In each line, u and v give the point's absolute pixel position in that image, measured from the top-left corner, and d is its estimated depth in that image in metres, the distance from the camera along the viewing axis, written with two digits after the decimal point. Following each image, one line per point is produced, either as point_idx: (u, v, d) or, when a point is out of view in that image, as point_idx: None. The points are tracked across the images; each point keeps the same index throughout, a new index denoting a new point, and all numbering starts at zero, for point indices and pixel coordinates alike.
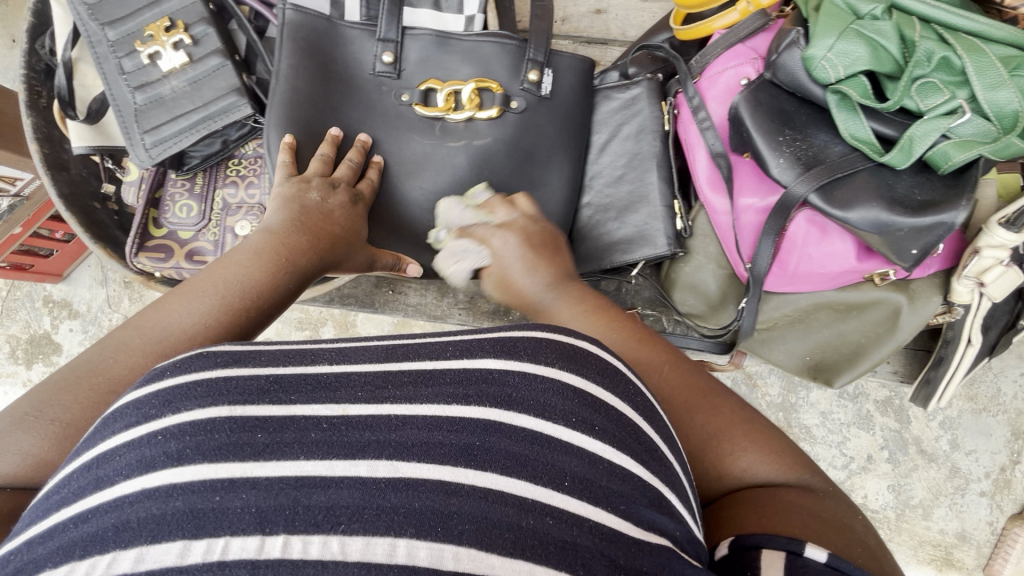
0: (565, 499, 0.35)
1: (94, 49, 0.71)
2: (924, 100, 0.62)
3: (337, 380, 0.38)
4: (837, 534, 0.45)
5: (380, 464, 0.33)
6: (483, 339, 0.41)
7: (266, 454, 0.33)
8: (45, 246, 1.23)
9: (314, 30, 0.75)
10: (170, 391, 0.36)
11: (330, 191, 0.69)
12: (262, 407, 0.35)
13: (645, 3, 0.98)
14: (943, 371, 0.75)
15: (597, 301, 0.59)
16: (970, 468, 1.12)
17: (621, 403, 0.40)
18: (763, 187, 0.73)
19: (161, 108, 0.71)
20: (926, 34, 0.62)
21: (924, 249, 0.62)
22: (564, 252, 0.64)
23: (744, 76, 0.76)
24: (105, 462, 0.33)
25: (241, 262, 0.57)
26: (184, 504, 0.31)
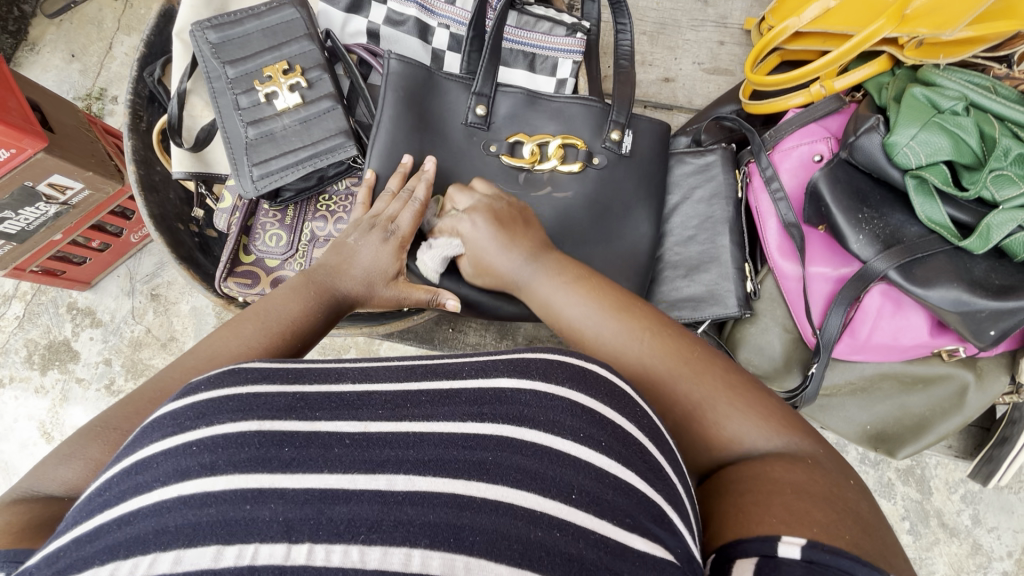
0: (571, 511, 0.35)
1: (212, 84, 0.75)
2: (999, 191, 0.66)
3: (357, 399, 0.40)
4: (828, 510, 0.39)
5: (398, 478, 0.35)
6: (499, 360, 0.43)
7: (294, 467, 0.35)
8: (79, 254, 1.24)
9: (416, 81, 0.76)
10: (205, 404, 0.38)
11: (368, 229, 0.69)
12: (289, 423, 0.37)
13: (710, 76, 1.04)
14: (1007, 451, 0.77)
15: (580, 269, 0.63)
16: (992, 545, 1.11)
17: (627, 423, 0.41)
18: (835, 258, 0.78)
19: (271, 143, 0.75)
20: (1004, 132, 0.67)
21: (1002, 332, 0.64)
22: (535, 227, 0.69)
23: (818, 153, 0.80)
24: (146, 468, 0.35)
25: (283, 295, 0.60)
26: (213, 515, 0.32)
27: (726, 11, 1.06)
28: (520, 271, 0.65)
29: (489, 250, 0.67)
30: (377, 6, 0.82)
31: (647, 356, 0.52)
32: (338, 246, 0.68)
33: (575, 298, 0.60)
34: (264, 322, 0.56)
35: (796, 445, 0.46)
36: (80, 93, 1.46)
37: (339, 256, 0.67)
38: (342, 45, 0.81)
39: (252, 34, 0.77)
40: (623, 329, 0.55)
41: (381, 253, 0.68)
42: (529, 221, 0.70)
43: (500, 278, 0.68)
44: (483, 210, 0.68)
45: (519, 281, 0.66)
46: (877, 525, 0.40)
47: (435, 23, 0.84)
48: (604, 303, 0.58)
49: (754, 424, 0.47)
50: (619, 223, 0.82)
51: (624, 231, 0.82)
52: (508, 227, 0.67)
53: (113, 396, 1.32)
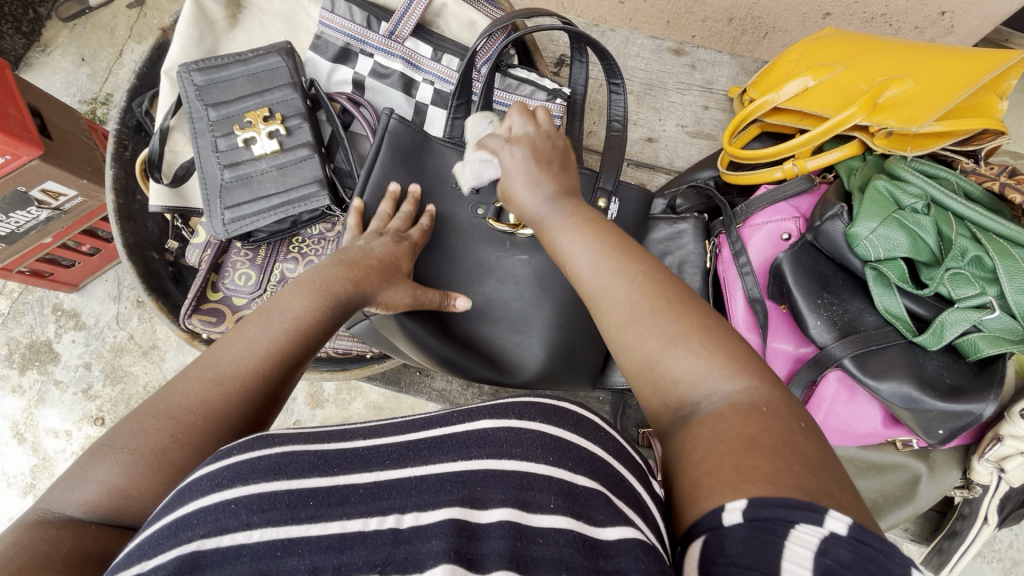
0: (550, 518, 0.35)
1: (193, 125, 0.77)
2: (955, 290, 0.66)
3: (368, 453, 0.41)
4: (780, 462, 0.36)
5: (406, 517, 0.36)
6: (484, 405, 0.43)
7: (318, 517, 0.35)
8: (69, 257, 1.25)
9: (411, 141, 0.77)
10: (240, 464, 0.38)
11: (377, 238, 0.71)
12: (311, 480, 0.38)
13: (693, 139, 1.06)
14: (957, 544, 0.77)
15: (590, 216, 0.60)
16: None
17: (592, 445, 0.41)
18: (796, 336, 0.79)
19: (245, 187, 0.76)
20: (962, 232, 0.68)
21: (950, 431, 0.65)
22: (570, 169, 0.67)
23: (785, 231, 0.82)
24: (185, 529, 0.34)
25: (291, 294, 0.59)
26: (250, 566, 0.32)
27: (712, 77, 1.08)
28: (540, 208, 0.62)
29: (520, 180, 0.64)
30: (365, 58, 0.84)
31: (630, 293, 0.49)
32: (343, 253, 0.68)
33: (576, 240, 0.57)
34: (270, 324, 0.55)
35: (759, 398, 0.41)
36: (86, 97, 1.48)
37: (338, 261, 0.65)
38: (325, 94, 0.82)
39: (238, 79, 0.78)
40: (619, 267, 0.52)
41: (387, 253, 0.69)
42: (566, 165, 0.67)
43: (523, 215, 0.65)
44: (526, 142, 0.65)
45: (537, 221, 0.63)
46: (828, 470, 0.36)
47: (420, 78, 0.85)
48: (602, 244, 0.54)
49: (717, 368, 0.43)
50: None
51: None
52: (545, 164, 0.64)
53: (90, 400, 1.31)
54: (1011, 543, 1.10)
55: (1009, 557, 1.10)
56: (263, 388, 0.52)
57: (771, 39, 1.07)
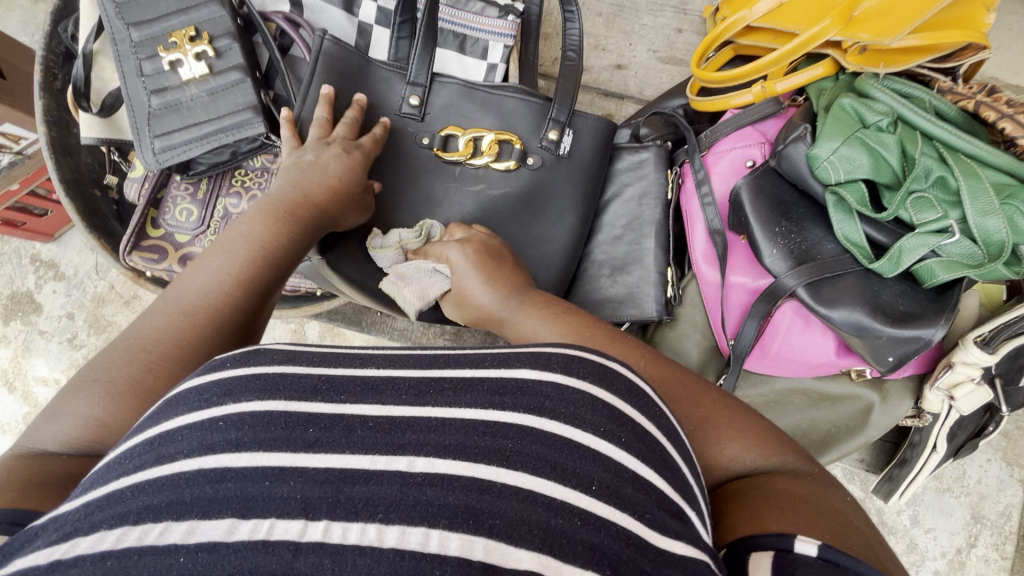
0: (593, 503, 0.33)
1: (116, 47, 0.71)
2: (917, 215, 0.63)
3: (382, 383, 0.38)
4: (832, 519, 0.42)
5: (419, 460, 0.33)
6: (520, 353, 0.41)
7: (317, 446, 0.33)
8: (40, 206, 1.19)
9: (348, 65, 0.72)
10: (231, 381, 0.36)
11: (324, 148, 0.66)
12: (313, 405, 0.35)
13: (665, 65, 1.00)
14: (907, 471, 0.78)
15: (548, 300, 0.60)
16: (926, 545, 1.11)
17: (646, 420, 0.39)
18: (755, 268, 0.75)
19: (175, 115, 0.72)
20: (927, 151, 0.64)
21: (900, 358, 0.64)
22: (518, 266, 0.67)
23: (750, 158, 0.78)
24: (166, 441, 0.33)
25: (248, 220, 0.58)
26: (231, 491, 0.30)
27: None
28: (500, 307, 0.61)
29: (472, 278, 0.64)
30: None
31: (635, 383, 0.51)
32: (297, 169, 0.64)
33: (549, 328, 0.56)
34: (232, 251, 0.55)
35: (784, 458, 0.48)
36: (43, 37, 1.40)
37: (292, 180, 0.63)
38: (258, 13, 0.76)
39: None
40: (608, 362, 0.52)
41: (337, 172, 0.65)
42: (516, 264, 0.67)
43: (479, 312, 0.63)
44: (477, 243, 0.67)
45: (497, 317, 0.61)
46: (848, 519, 0.43)
47: None
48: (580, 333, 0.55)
49: (747, 441, 0.48)
50: (544, 225, 0.80)
51: (547, 231, 0.80)
52: (490, 266, 0.64)
53: (75, 349, 1.29)
54: (979, 479, 1.11)
55: (977, 493, 1.11)
56: (235, 311, 0.52)
57: None
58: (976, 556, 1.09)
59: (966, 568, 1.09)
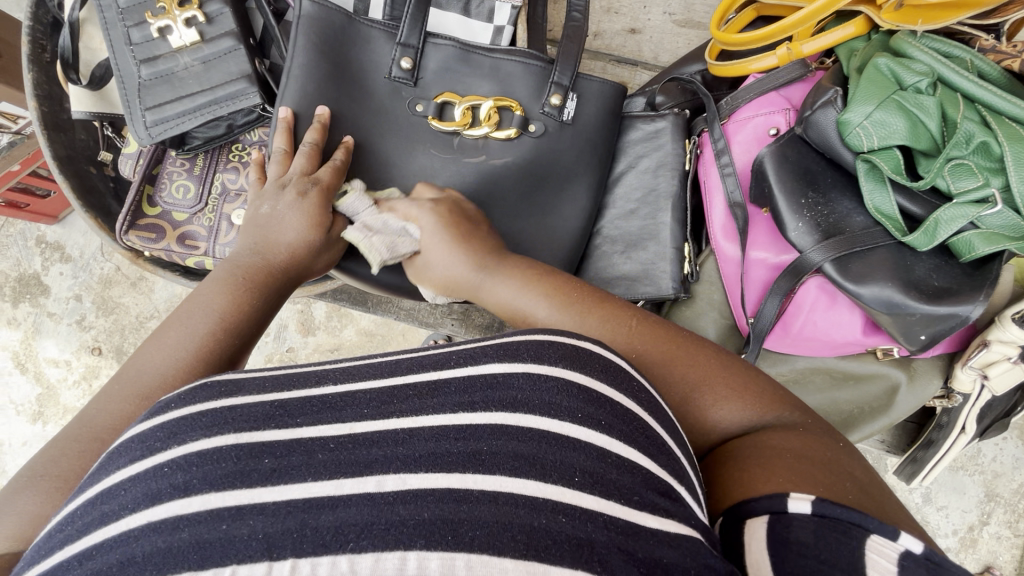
0: (577, 494, 0.32)
1: (102, 14, 0.68)
2: (954, 183, 0.59)
3: (341, 399, 0.37)
4: (819, 466, 0.41)
5: (388, 479, 0.31)
6: (490, 345, 0.40)
7: (275, 479, 0.31)
8: (42, 186, 1.16)
9: (332, 26, 0.68)
10: (176, 422, 0.34)
11: (279, 194, 0.60)
12: (268, 433, 0.34)
13: (681, 28, 0.95)
14: (932, 454, 0.75)
15: (530, 265, 0.60)
16: (938, 523, 1.09)
17: (626, 399, 0.39)
18: (777, 243, 0.72)
19: (166, 86, 0.68)
20: (970, 115, 0.60)
21: (932, 337, 0.60)
22: (487, 229, 0.64)
23: (774, 126, 0.73)
24: (109, 498, 0.31)
25: (207, 290, 0.54)
26: (184, 539, 0.28)
27: None
28: (473, 273, 0.60)
29: (436, 250, 0.61)
30: None
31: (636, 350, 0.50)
32: (256, 225, 0.60)
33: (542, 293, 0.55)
34: (190, 325, 0.51)
35: (777, 415, 0.46)
36: None
37: (259, 233, 0.59)
38: None
39: None
40: (596, 327, 0.51)
41: (303, 224, 0.59)
42: (482, 226, 0.65)
43: (450, 283, 0.61)
44: (440, 206, 0.63)
45: (465, 285, 0.60)
46: (843, 465, 0.42)
47: None
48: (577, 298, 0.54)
49: (740, 400, 0.47)
50: (554, 199, 0.76)
51: (558, 206, 0.77)
52: (460, 229, 0.62)
53: (85, 331, 1.29)
54: (994, 457, 1.08)
55: (991, 471, 1.08)
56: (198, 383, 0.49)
57: None
58: (989, 533, 1.08)
59: (978, 545, 1.08)
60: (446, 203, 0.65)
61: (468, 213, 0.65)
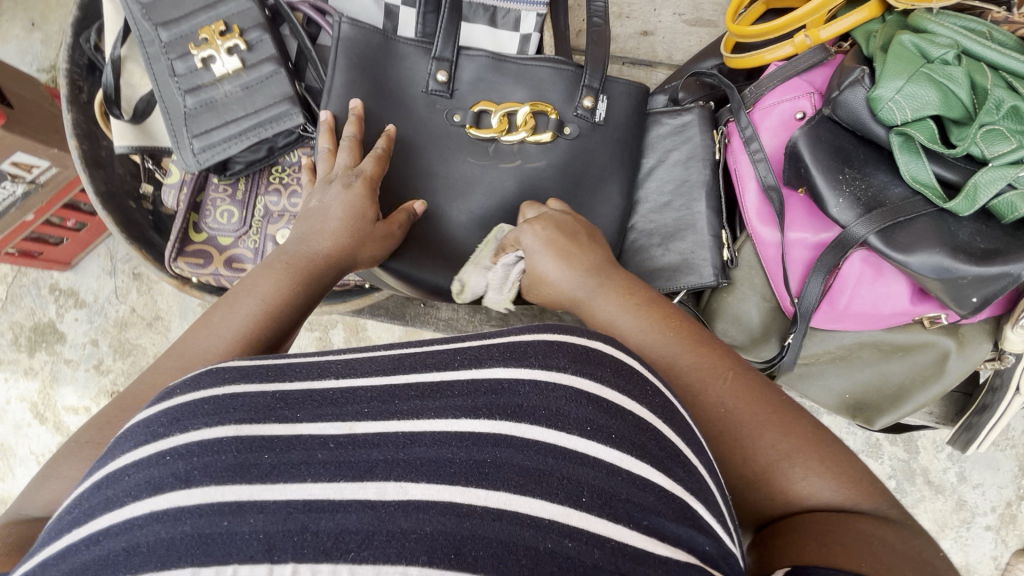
0: (584, 516, 0.32)
1: (145, 49, 0.70)
2: (989, 148, 0.61)
3: (340, 396, 0.36)
4: (909, 562, 0.39)
5: (389, 486, 0.32)
6: (493, 346, 0.39)
7: (274, 477, 0.32)
8: (56, 233, 1.18)
9: (371, 46, 0.70)
10: (179, 409, 0.35)
11: (326, 189, 0.63)
12: (269, 427, 0.34)
13: (692, 28, 0.98)
14: (987, 418, 0.76)
15: (640, 289, 0.58)
16: (975, 501, 1.07)
17: (639, 408, 0.37)
18: (816, 222, 0.73)
19: (211, 113, 0.70)
20: (997, 82, 0.62)
21: (984, 299, 0.61)
22: (596, 239, 0.64)
23: (800, 110, 0.75)
24: (114, 482, 0.32)
25: (255, 279, 0.55)
26: (188, 530, 0.29)
27: None
28: (579, 287, 0.59)
29: (550, 260, 0.61)
30: None
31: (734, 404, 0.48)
32: (304, 219, 0.61)
33: (635, 319, 0.54)
34: (238, 309, 0.52)
35: (865, 502, 0.44)
36: (44, 65, 1.42)
37: (304, 227, 0.60)
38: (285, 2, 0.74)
39: None
40: (705, 368, 0.50)
41: (344, 211, 0.61)
42: (593, 237, 0.64)
43: (558, 292, 0.61)
44: (554, 220, 0.65)
45: (573, 298, 0.60)
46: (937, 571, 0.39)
47: None
48: (676, 334, 0.53)
49: (833, 479, 0.45)
50: (589, 198, 0.78)
51: (596, 202, 0.78)
52: (573, 239, 0.63)
53: (103, 375, 1.28)
54: None
55: None
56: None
57: None
58: None
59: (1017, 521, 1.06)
60: (561, 215, 0.66)
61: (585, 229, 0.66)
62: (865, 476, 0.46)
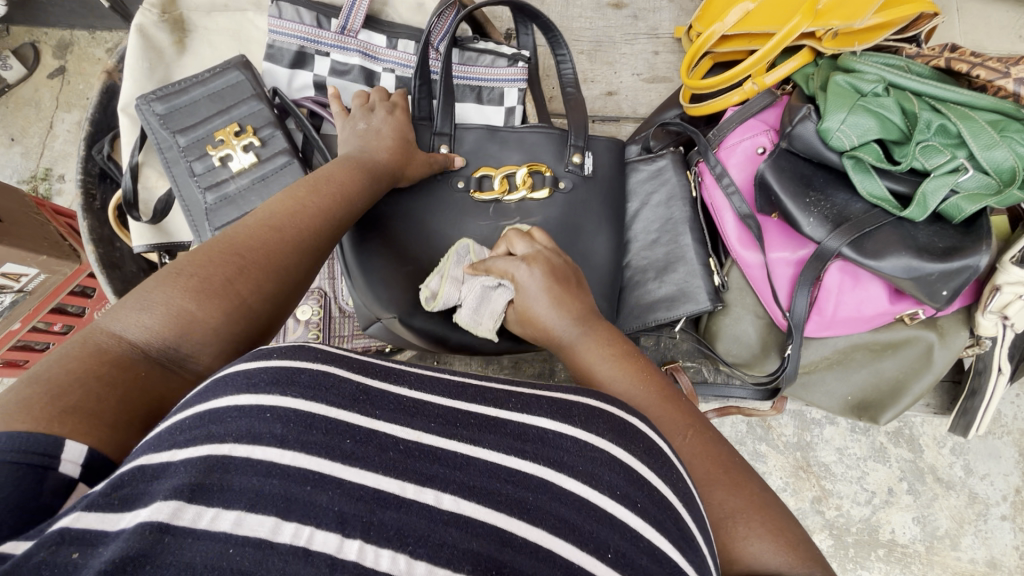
0: (609, 570, 0.34)
1: (164, 154, 0.75)
2: (928, 160, 0.70)
3: (413, 406, 0.39)
4: None
5: (445, 497, 0.34)
6: (542, 398, 0.42)
7: (353, 461, 0.34)
8: (41, 339, 1.21)
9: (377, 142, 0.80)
10: (277, 372, 0.36)
11: (371, 115, 0.73)
12: (351, 415, 0.36)
13: (650, 85, 1.09)
14: (979, 401, 0.81)
15: (620, 339, 0.60)
16: (986, 492, 1.10)
17: (662, 483, 0.40)
18: (792, 241, 0.81)
19: (229, 206, 0.74)
20: (923, 106, 0.72)
21: (953, 291, 0.69)
22: (584, 289, 0.66)
23: (760, 145, 0.85)
24: (218, 422, 0.33)
25: (336, 169, 0.63)
26: (277, 488, 0.31)
27: (656, 23, 1.12)
28: (564, 330, 0.61)
29: (539, 304, 0.63)
30: (321, 58, 0.82)
31: (700, 463, 0.50)
32: (358, 136, 0.71)
33: (611, 369, 0.57)
34: (323, 195, 0.58)
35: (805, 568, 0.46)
36: (25, 176, 1.47)
37: (362, 140, 0.70)
38: (290, 100, 0.81)
39: (199, 100, 0.77)
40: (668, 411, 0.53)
41: (393, 129, 0.72)
42: (582, 287, 0.66)
43: (541, 332, 0.63)
44: (542, 259, 0.65)
45: (560, 341, 0.62)
46: None
47: (379, 68, 0.83)
48: (648, 387, 0.55)
49: (776, 545, 0.47)
50: (586, 244, 0.84)
51: (592, 245, 0.84)
52: (564, 284, 0.64)
53: None
54: (1016, 415, 1.12)
55: (1018, 429, 1.12)
56: (321, 248, 0.55)
57: None
58: None
59: None
60: (545, 254, 0.66)
61: (569, 270, 0.67)
62: (805, 544, 0.48)
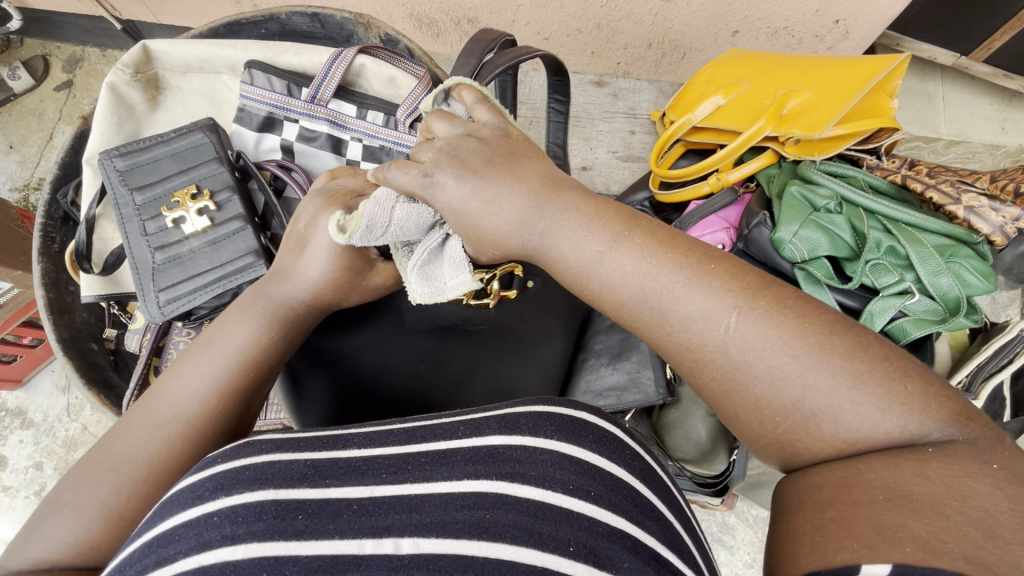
0: (571, 564, 0.34)
1: (120, 212, 0.76)
2: (878, 279, 0.70)
3: (363, 464, 0.40)
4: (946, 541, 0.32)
5: (403, 541, 0.34)
6: (491, 418, 0.43)
7: (306, 534, 0.34)
8: (9, 352, 1.16)
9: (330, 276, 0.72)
10: (222, 475, 0.38)
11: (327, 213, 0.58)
12: (301, 491, 0.37)
13: None
14: None
15: (610, 211, 0.47)
16: None
17: (618, 468, 0.42)
18: None
19: (178, 267, 0.75)
20: (873, 225, 0.72)
21: None
22: (529, 151, 0.51)
23: (721, 242, 0.85)
24: (165, 542, 0.35)
25: (231, 319, 0.55)
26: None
27: None
28: (537, 221, 0.48)
29: (475, 211, 0.48)
30: (289, 124, 0.83)
31: (767, 347, 0.39)
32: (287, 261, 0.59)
33: (612, 263, 0.45)
34: (208, 361, 0.52)
35: (927, 423, 0.37)
36: (17, 184, 1.46)
37: (291, 259, 0.59)
38: (254, 163, 0.82)
39: (162, 159, 0.78)
40: (702, 309, 0.42)
41: (329, 259, 0.57)
42: (528, 150, 0.51)
43: (514, 244, 0.50)
44: (445, 154, 0.49)
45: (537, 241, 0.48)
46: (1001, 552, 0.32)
47: (347, 136, 0.84)
48: (675, 271, 0.43)
49: (886, 407, 0.37)
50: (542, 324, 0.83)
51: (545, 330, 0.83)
52: (498, 167, 0.48)
53: None
54: None
55: None
56: (218, 423, 0.50)
57: (689, 60, 1.23)
58: None
59: None
60: (461, 138, 0.51)
61: (506, 139, 0.51)
62: (934, 392, 0.38)
